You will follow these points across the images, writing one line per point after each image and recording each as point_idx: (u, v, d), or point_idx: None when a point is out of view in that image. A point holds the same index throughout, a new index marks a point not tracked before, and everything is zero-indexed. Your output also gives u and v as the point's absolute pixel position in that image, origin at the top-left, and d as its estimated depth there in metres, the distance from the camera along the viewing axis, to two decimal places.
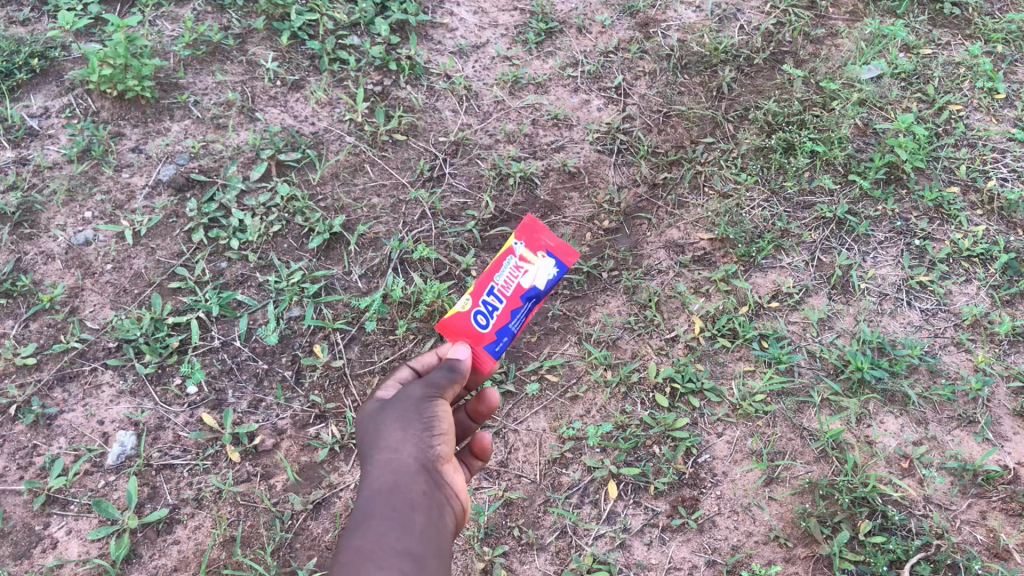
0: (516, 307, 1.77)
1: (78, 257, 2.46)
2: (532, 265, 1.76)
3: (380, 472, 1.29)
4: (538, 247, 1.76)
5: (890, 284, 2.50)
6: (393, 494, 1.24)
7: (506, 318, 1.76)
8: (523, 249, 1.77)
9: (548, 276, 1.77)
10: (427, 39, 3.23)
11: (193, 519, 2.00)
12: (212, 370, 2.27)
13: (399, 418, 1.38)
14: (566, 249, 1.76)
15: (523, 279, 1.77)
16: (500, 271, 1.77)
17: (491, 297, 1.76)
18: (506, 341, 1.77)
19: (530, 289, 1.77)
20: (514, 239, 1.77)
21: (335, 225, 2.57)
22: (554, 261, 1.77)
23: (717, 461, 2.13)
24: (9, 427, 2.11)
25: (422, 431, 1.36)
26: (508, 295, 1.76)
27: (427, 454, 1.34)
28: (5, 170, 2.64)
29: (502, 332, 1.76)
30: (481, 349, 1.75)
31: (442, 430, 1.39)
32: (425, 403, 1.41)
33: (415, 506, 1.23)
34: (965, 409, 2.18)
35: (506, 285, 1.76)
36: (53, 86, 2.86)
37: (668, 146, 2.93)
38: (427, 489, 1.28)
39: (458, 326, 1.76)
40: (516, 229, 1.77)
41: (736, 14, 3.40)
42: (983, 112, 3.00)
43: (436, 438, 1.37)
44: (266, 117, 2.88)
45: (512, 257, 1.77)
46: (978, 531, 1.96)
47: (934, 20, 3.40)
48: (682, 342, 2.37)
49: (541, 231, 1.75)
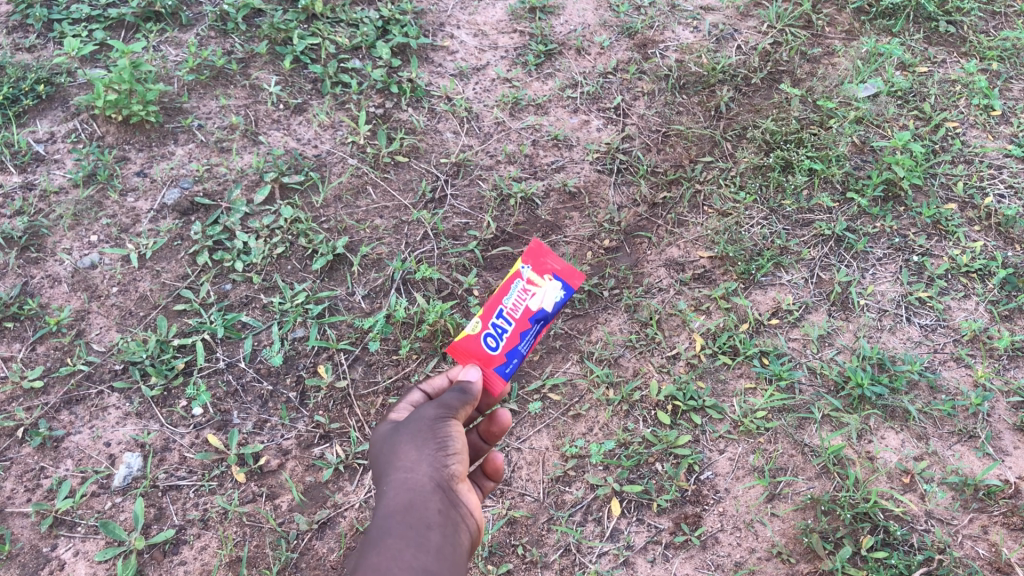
0: (525, 328, 1.78)
1: (84, 280, 2.49)
2: (539, 288, 1.78)
3: (396, 491, 1.30)
4: (544, 271, 1.79)
5: (889, 300, 2.52)
6: (409, 512, 1.25)
7: (515, 340, 1.78)
8: (531, 272, 1.79)
9: (555, 298, 1.79)
10: (428, 62, 3.30)
11: (199, 540, 2.01)
12: (218, 391, 2.29)
13: (413, 438, 1.40)
14: (571, 271, 1.77)
15: (531, 302, 1.78)
16: (509, 294, 1.80)
17: (500, 320, 1.79)
18: (515, 362, 1.79)
19: (538, 311, 1.79)
20: (522, 262, 1.80)
21: (338, 246, 2.61)
22: (561, 283, 1.78)
23: (719, 478, 2.14)
24: (16, 450, 2.13)
25: (437, 451, 1.38)
26: (517, 317, 1.79)
27: (441, 473, 1.35)
28: (12, 195, 2.68)
29: (512, 354, 1.78)
30: (492, 371, 1.77)
31: (455, 449, 1.41)
32: (439, 424, 1.43)
33: (431, 525, 1.25)
34: (966, 423, 2.20)
35: (514, 307, 1.79)
36: (58, 112, 2.92)
37: (668, 166, 2.97)
38: (443, 508, 1.29)
39: (469, 348, 1.79)
40: (523, 253, 1.81)
41: (733, 34, 3.46)
42: (979, 129, 3.05)
43: (450, 458, 1.39)
44: (269, 140, 2.93)
45: (520, 281, 1.79)
46: (980, 545, 1.97)
47: (930, 37, 3.45)
48: (683, 360, 2.39)
49: (547, 254, 1.78)
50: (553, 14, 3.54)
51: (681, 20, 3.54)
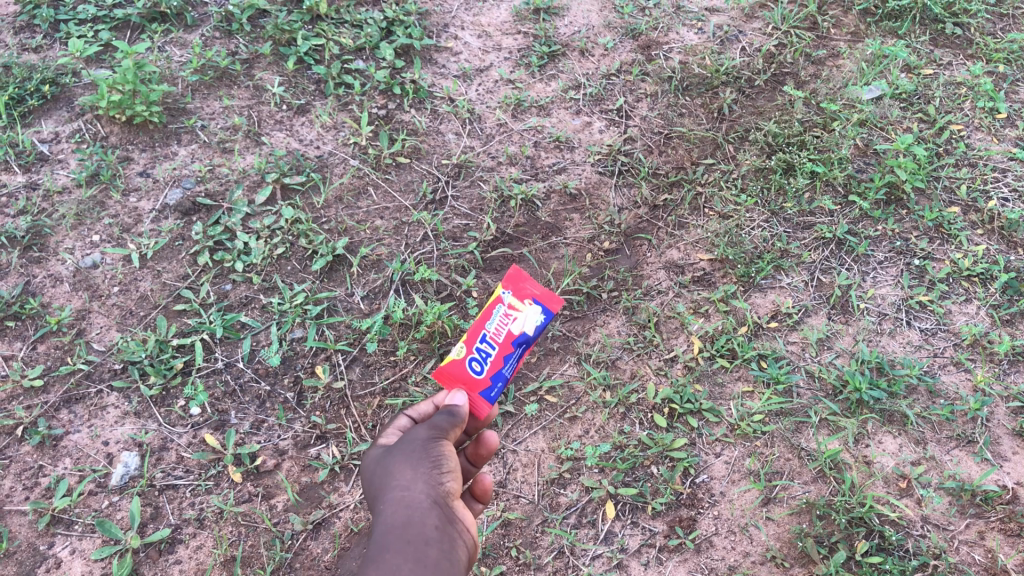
0: (508, 352, 1.75)
1: (86, 280, 2.50)
2: (520, 312, 1.76)
3: (392, 510, 1.30)
4: (525, 295, 1.76)
5: (889, 303, 2.51)
6: (406, 530, 1.25)
7: (500, 364, 1.75)
8: (511, 297, 1.77)
9: (536, 322, 1.76)
10: (432, 63, 3.30)
11: (194, 540, 2.02)
12: (216, 392, 2.30)
13: (408, 458, 1.40)
14: (551, 295, 1.75)
15: (513, 326, 1.76)
16: (491, 319, 1.77)
17: (484, 344, 1.76)
18: (501, 386, 1.76)
19: (520, 335, 1.76)
20: (502, 288, 1.78)
21: (338, 247, 2.62)
22: (541, 307, 1.76)
23: (715, 481, 2.13)
24: (16, 448, 2.14)
25: (431, 469, 1.38)
26: (500, 341, 1.76)
27: (437, 491, 1.35)
28: (16, 195, 2.70)
29: (497, 377, 1.75)
30: (477, 396, 1.74)
31: (450, 467, 1.41)
32: (432, 444, 1.44)
33: (428, 542, 1.24)
34: (964, 429, 2.18)
35: (497, 332, 1.76)
36: (63, 112, 2.94)
37: (669, 168, 2.96)
38: (440, 524, 1.29)
39: (453, 373, 1.75)
40: (503, 279, 1.79)
41: (737, 36, 3.46)
42: (984, 132, 3.03)
43: (445, 475, 1.39)
44: (271, 141, 2.94)
45: (501, 306, 1.77)
46: (977, 551, 1.96)
47: (936, 39, 3.44)
48: (681, 363, 2.38)
49: (526, 279, 1.76)
50: (557, 15, 3.54)
51: (685, 21, 3.53)
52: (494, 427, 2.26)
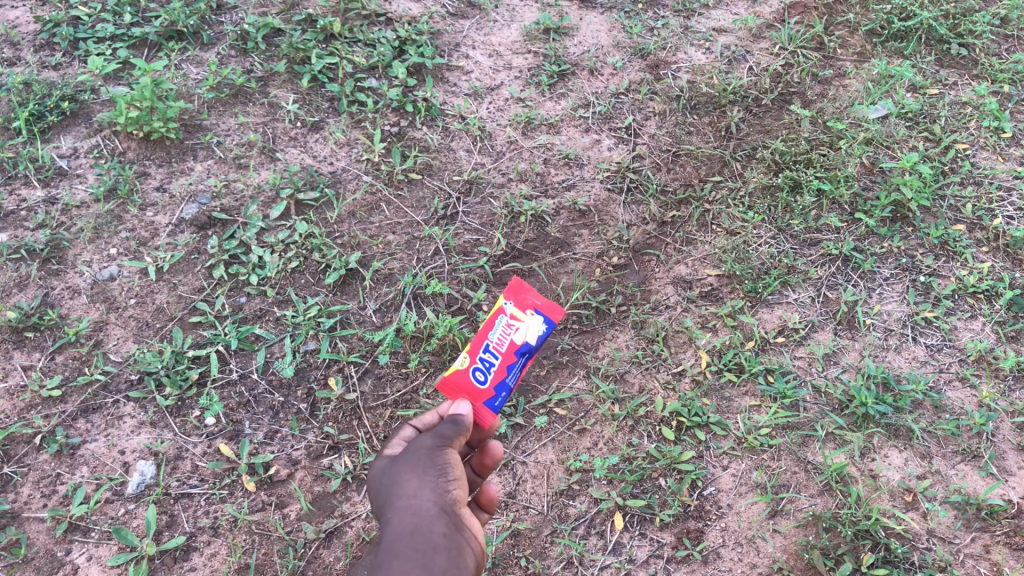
0: (512, 362, 1.78)
1: (103, 292, 2.56)
2: (522, 323, 1.79)
3: (399, 517, 1.33)
4: (526, 306, 1.79)
5: (895, 319, 2.54)
6: (414, 536, 1.28)
7: (503, 374, 1.78)
8: (513, 307, 1.80)
9: (538, 332, 1.80)
10: (443, 81, 3.38)
11: (209, 547, 2.05)
12: (230, 402, 2.34)
13: (414, 468, 1.44)
14: (553, 305, 1.79)
15: (515, 336, 1.79)
16: (494, 329, 1.80)
17: (487, 354, 1.78)
18: (504, 396, 1.79)
19: (523, 345, 1.79)
20: (504, 299, 1.81)
21: (350, 261, 2.67)
22: (543, 318, 1.79)
23: (722, 493, 2.15)
24: (34, 456, 2.18)
25: (437, 478, 1.42)
26: (503, 351, 1.78)
27: (443, 499, 1.39)
28: (35, 209, 2.76)
29: (501, 387, 1.77)
30: (481, 406, 1.75)
31: (455, 476, 1.45)
32: (437, 453, 1.48)
33: (436, 547, 1.27)
34: (970, 444, 2.20)
35: (500, 341, 1.79)
36: (82, 128, 3.02)
37: (677, 185, 3.01)
38: (447, 531, 1.32)
39: (458, 383, 1.77)
40: (505, 290, 1.81)
41: (745, 56, 3.52)
42: (989, 151, 3.07)
43: (451, 484, 1.43)
44: (286, 157, 3.01)
45: (503, 316, 1.80)
46: (982, 564, 1.97)
47: (941, 60, 3.49)
48: (689, 376, 2.41)
49: (528, 290, 1.79)
50: (567, 35, 3.61)
51: (693, 41, 3.61)
52: (504, 438, 2.29)
